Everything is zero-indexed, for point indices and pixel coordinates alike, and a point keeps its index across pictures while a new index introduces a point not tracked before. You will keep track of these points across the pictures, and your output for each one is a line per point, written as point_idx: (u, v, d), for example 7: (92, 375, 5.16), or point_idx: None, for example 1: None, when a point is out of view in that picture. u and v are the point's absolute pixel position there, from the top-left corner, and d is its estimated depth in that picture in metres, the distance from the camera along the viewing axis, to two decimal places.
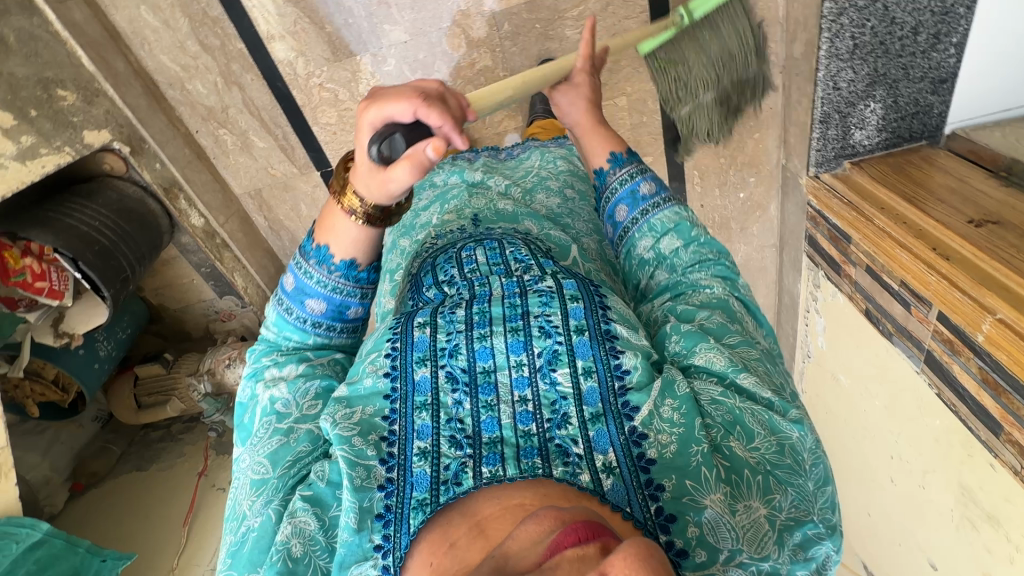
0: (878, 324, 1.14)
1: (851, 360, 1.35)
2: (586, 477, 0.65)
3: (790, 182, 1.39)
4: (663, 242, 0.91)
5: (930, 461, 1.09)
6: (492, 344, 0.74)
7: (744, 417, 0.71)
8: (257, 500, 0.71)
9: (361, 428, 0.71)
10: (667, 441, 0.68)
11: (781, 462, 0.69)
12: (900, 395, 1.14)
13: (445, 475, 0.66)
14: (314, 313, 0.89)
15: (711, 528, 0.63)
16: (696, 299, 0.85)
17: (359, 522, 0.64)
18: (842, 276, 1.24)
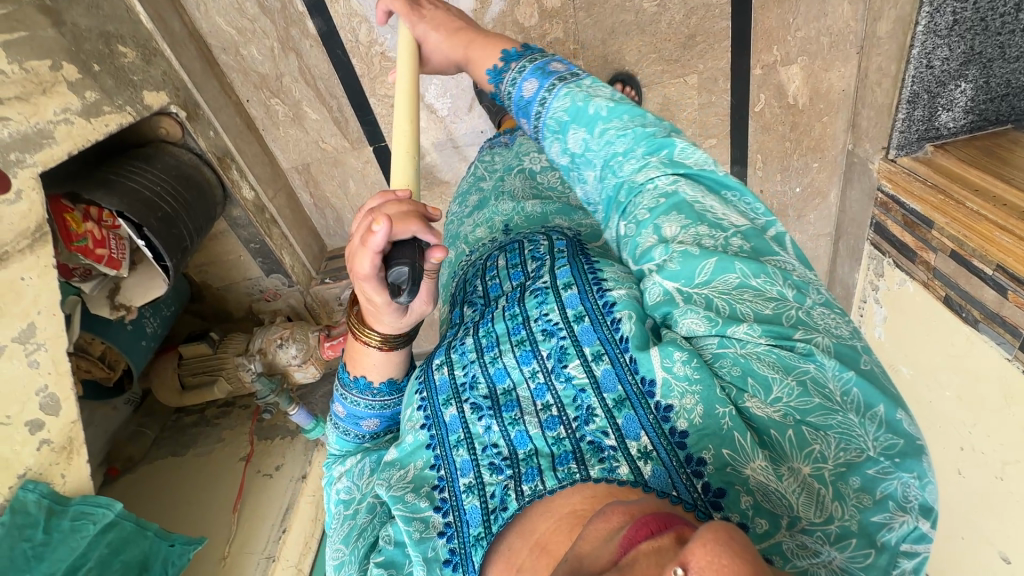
0: (960, 311, 1.11)
1: (917, 352, 1.32)
2: (624, 469, 0.56)
3: (856, 168, 1.36)
4: (570, 135, 0.74)
5: (1016, 452, 1.06)
6: (504, 363, 0.69)
7: (752, 365, 0.57)
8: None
9: (414, 484, 0.66)
10: (691, 405, 0.57)
11: (811, 405, 0.54)
12: (981, 385, 1.11)
13: (492, 503, 0.60)
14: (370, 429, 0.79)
15: (763, 493, 0.52)
16: (642, 206, 0.68)
17: (430, 572, 0.60)
18: (916, 263, 1.22)
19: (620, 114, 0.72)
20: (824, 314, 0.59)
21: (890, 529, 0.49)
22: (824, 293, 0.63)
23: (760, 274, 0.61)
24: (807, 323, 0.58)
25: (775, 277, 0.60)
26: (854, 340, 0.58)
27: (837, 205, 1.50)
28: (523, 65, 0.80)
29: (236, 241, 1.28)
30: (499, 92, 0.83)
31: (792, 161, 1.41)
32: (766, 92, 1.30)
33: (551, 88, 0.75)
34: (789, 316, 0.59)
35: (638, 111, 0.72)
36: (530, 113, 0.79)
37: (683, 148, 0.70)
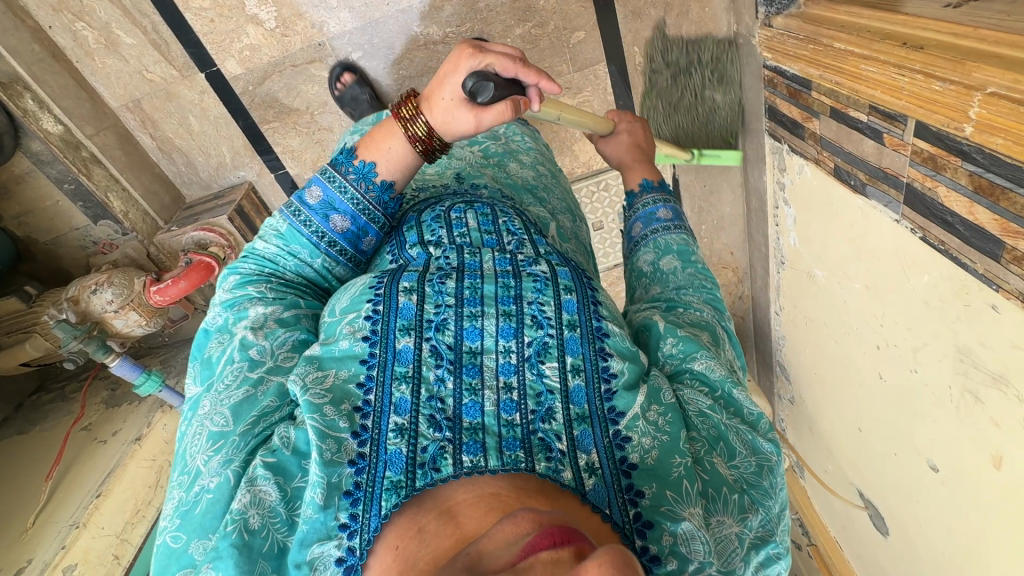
0: (849, 180, 0.96)
1: (825, 246, 1.17)
2: (568, 475, 0.64)
3: (744, 50, 1.21)
4: (664, 260, 0.94)
5: (924, 333, 0.91)
6: (481, 325, 0.74)
7: (728, 433, 0.74)
8: (216, 453, 0.68)
9: (334, 397, 0.68)
10: (649, 446, 0.68)
11: (758, 483, 0.72)
12: (881, 263, 0.96)
13: (422, 458, 0.63)
14: (335, 231, 0.88)
15: (683, 539, 0.63)
16: (688, 318, 0.86)
17: (326, 499, 0.61)
18: (807, 138, 1.07)
19: (706, 277, 0.93)
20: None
21: None
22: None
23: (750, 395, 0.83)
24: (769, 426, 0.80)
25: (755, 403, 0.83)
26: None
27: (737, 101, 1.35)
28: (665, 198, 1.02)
29: (49, 181, 1.27)
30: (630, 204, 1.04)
31: (676, 53, 1.27)
32: None
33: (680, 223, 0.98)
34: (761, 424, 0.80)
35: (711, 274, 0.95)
36: (647, 224, 0.99)
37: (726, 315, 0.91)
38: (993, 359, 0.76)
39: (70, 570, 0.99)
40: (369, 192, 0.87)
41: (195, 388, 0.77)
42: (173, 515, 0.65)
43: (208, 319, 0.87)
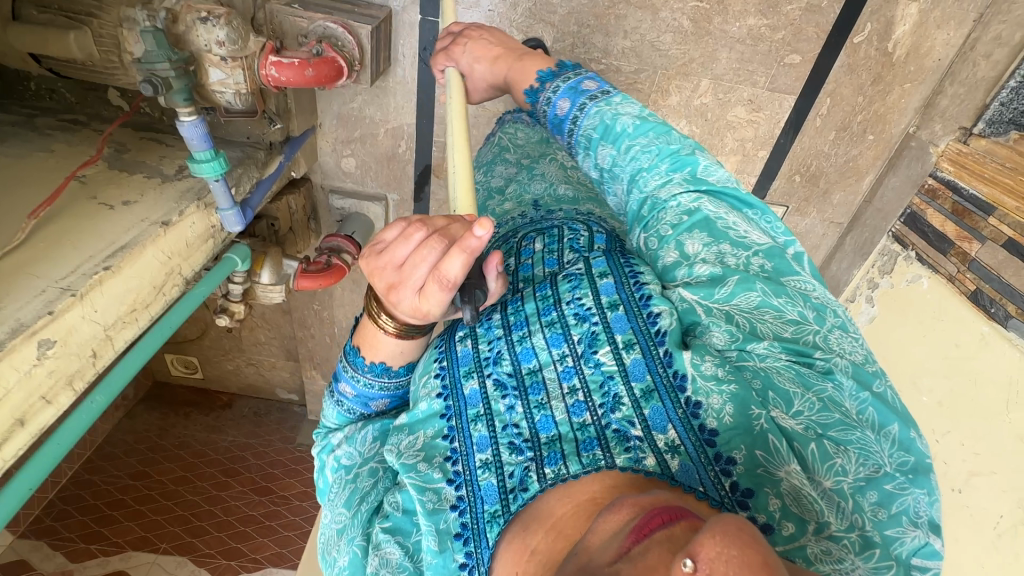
0: (987, 308, 1.04)
1: (900, 352, 1.25)
2: (651, 461, 0.56)
3: (910, 152, 1.27)
4: (599, 152, 0.81)
5: (995, 463, 0.99)
6: (532, 343, 0.69)
7: (772, 378, 0.59)
8: (342, 541, 0.70)
9: (424, 454, 0.67)
10: (721, 406, 0.58)
11: (831, 420, 0.57)
12: (976, 391, 1.04)
13: (510, 483, 0.60)
14: (377, 408, 0.81)
15: (793, 497, 0.53)
16: (665, 222, 0.73)
17: (440, 543, 0.61)
18: (949, 255, 1.14)
19: (646, 132, 0.79)
20: (839, 336, 0.64)
21: (903, 543, 0.52)
22: (835, 312, 0.67)
23: (781, 295, 0.65)
24: (810, 347, 0.62)
25: (796, 298, 0.65)
26: (865, 363, 0.62)
27: (866, 193, 1.39)
28: (563, 84, 0.88)
29: None
30: (535, 111, 0.91)
31: (852, 123, 1.29)
32: (873, 23, 1.15)
33: (583, 107, 0.83)
34: (808, 337, 0.63)
35: (664, 129, 0.80)
36: (563, 131, 0.86)
37: (705, 166, 0.77)
38: None
39: (45, 347, 0.64)
40: (391, 375, 0.79)
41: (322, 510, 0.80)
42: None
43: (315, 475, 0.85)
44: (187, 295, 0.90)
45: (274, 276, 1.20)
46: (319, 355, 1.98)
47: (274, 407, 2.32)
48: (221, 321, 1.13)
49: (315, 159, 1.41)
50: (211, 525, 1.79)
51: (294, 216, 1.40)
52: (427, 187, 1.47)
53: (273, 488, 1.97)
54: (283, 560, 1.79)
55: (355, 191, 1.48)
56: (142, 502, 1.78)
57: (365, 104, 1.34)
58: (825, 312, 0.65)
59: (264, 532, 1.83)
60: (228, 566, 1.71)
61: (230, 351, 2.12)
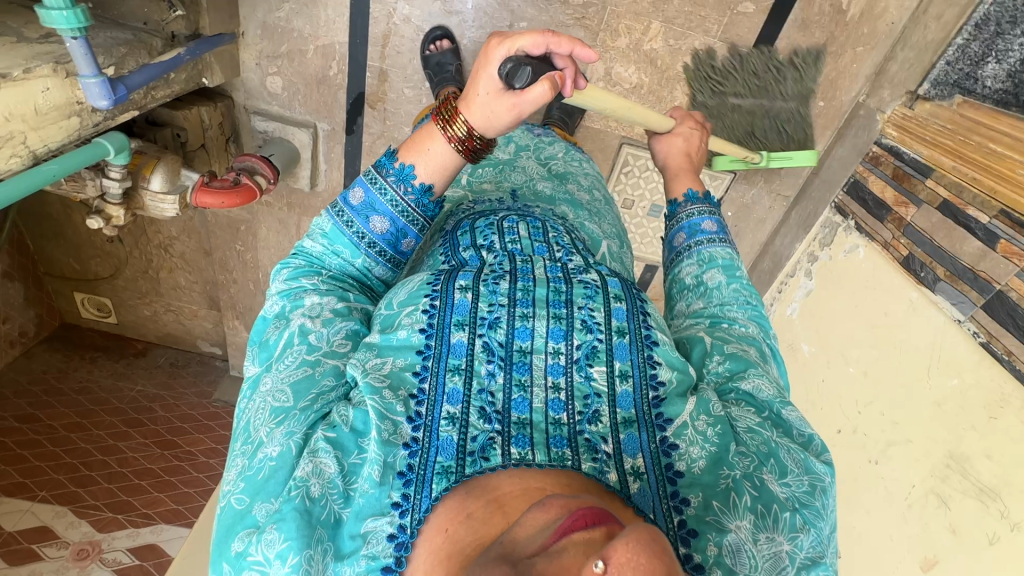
0: (918, 273, 0.99)
1: (833, 323, 1.20)
2: (612, 477, 0.56)
3: (856, 122, 1.23)
4: (711, 272, 0.80)
5: (912, 431, 0.94)
6: (533, 325, 0.63)
7: (779, 450, 0.61)
8: (276, 428, 0.59)
9: (391, 382, 0.60)
10: (697, 456, 0.58)
11: (811, 503, 0.58)
12: (900, 359, 1.00)
13: (471, 446, 0.55)
14: (375, 232, 0.74)
15: (732, 551, 0.53)
16: (736, 327, 0.74)
17: (381, 476, 0.54)
18: (885, 221, 1.10)
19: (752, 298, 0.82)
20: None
21: None
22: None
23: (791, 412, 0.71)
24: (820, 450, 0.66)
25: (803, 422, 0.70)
26: None
27: (813, 165, 1.35)
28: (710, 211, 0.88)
29: None
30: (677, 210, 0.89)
31: (803, 85, 1.24)
32: None
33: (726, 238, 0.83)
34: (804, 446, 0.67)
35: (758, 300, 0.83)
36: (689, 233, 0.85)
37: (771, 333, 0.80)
38: (990, 473, 0.80)
39: None
40: (408, 193, 0.72)
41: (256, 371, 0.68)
42: (238, 481, 0.58)
43: (265, 309, 0.74)
44: (32, 170, 0.78)
45: (167, 184, 1.08)
46: (242, 304, 1.84)
47: (195, 359, 2.17)
48: (93, 223, 1.00)
49: (236, 72, 1.29)
50: (101, 476, 1.63)
51: (207, 131, 1.28)
52: (359, 118, 1.37)
53: (179, 442, 1.82)
54: (178, 518, 1.64)
55: (280, 115, 1.36)
56: (25, 447, 1.61)
57: (294, 15, 1.23)
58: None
59: (162, 487, 1.68)
60: (113, 520, 1.55)
61: (148, 294, 1.96)
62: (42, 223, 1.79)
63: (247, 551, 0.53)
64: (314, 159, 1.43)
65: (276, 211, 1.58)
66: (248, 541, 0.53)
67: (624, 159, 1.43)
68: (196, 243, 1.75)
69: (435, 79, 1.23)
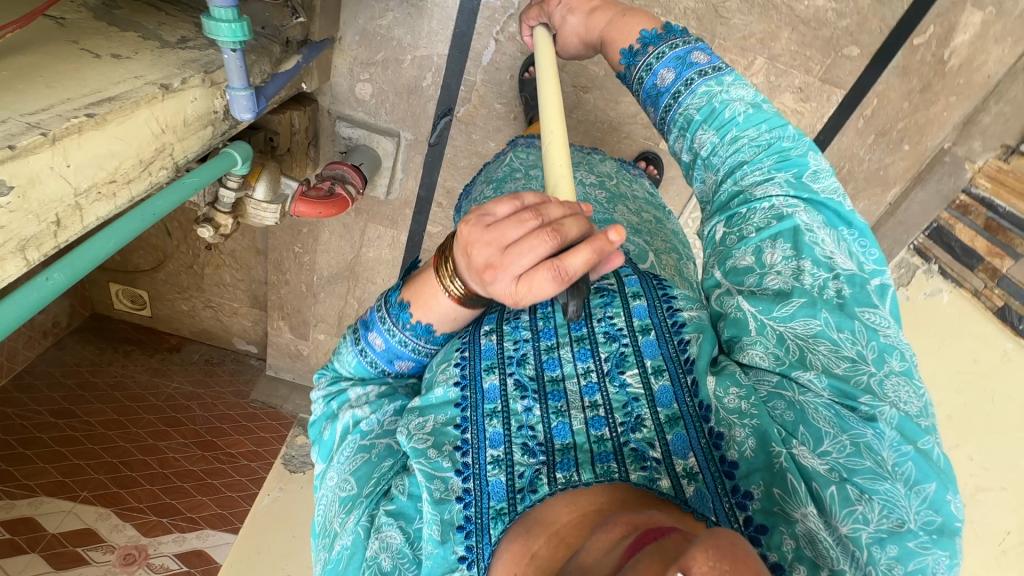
0: (1015, 325, 1.03)
1: (910, 364, 1.23)
2: (665, 482, 0.61)
3: (938, 168, 1.27)
4: (699, 137, 0.80)
5: (1005, 478, 0.98)
6: (559, 353, 0.71)
7: (807, 414, 0.63)
8: (347, 516, 0.73)
9: (434, 440, 0.69)
10: (743, 439, 0.63)
11: (861, 465, 0.59)
12: (990, 406, 1.04)
13: (520, 483, 0.63)
14: (399, 367, 0.84)
15: (809, 540, 0.57)
16: (751, 223, 0.74)
17: (443, 534, 0.63)
18: (976, 270, 1.13)
19: (757, 124, 0.78)
20: (896, 384, 0.64)
21: None
22: (900, 351, 0.67)
23: (845, 329, 0.66)
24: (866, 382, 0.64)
25: (859, 337, 0.65)
26: (918, 415, 0.62)
27: (888, 205, 1.37)
28: (670, 48, 0.81)
29: None
30: (628, 76, 0.85)
31: (893, 129, 1.27)
32: (937, 26, 1.14)
33: (689, 85, 0.79)
34: (860, 379, 0.64)
35: (777, 124, 0.77)
36: (659, 104, 0.82)
37: (812, 175, 0.75)
38: None
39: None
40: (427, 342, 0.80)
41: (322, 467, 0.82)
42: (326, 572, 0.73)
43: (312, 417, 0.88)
44: (177, 182, 0.75)
45: (270, 193, 1.05)
46: (290, 304, 1.80)
47: (230, 357, 2.07)
48: (204, 233, 0.96)
49: (327, 77, 1.27)
50: (143, 477, 1.59)
51: (295, 136, 1.25)
52: (446, 130, 1.35)
53: (219, 444, 1.77)
54: (223, 523, 1.61)
55: (365, 121, 1.33)
56: (64, 443, 1.57)
57: (395, 23, 1.21)
58: (886, 356, 0.65)
59: (206, 490, 1.64)
60: (158, 524, 1.51)
61: (188, 289, 1.90)
62: None
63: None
64: (393, 167, 1.41)
65: (342, 215, 1.55)
66: None
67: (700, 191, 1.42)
68: (250, 241, 1.70)
69: (531, 103, 1.25)
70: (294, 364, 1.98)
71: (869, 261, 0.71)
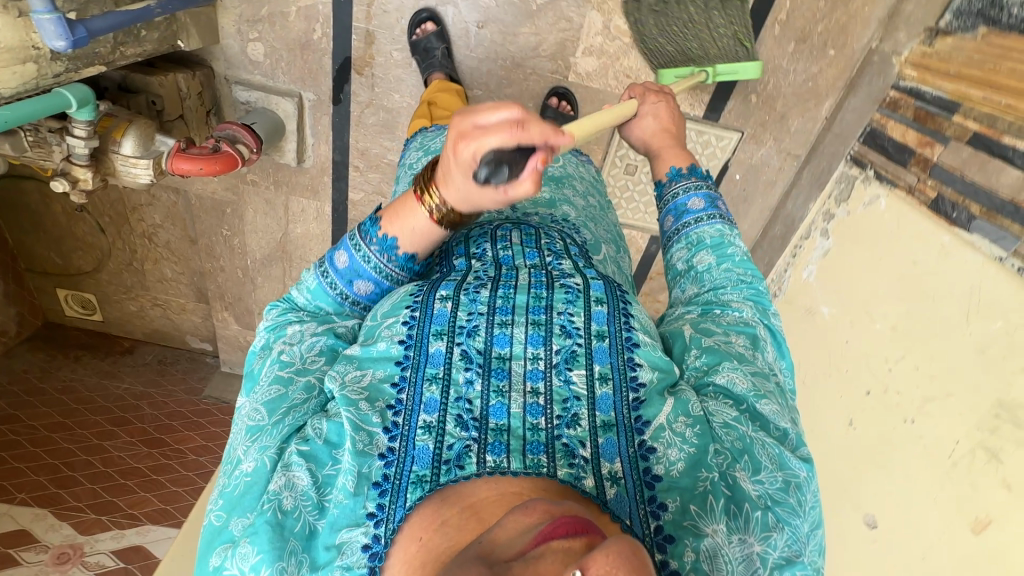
0: (948, 215, 0.93)
1: (853, 282, 1.13)
2: (589, 482, 0.56)
3: (867, 70, 1.18)
4: (700, 256, 0.81)
5: (951, 383, 0.87)
6: (511, 333, 0.65)
7: (753, 446, 0.62)
8: (252, 445, 0.62)
9: (368, 395, 0.62)
10: (675, 458, 0.58)
11: (784, 500, 0.59)
12: (931, 309, 0.93)
13: (446, 454, 0.56)
14: (360, 293, 0.78)
15: (709, 554, 0.54)
16: (725, 318, 0.75)
17: (356, 486, 0.56)
18: (909, 166, 1.03)
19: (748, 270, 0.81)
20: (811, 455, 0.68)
21: None
22: None
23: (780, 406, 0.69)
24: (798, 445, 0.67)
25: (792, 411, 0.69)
26: None
27: (825, 119, 1.27)
28: (697, 185, 0.86)
29: None
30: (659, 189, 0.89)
31: (813, 33, 1.18)
32: None
33: (711, 217, 0.82)
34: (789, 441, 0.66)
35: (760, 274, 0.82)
36: (676, 216, 0.85)
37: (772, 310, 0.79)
38: None
39: None
40: (393, 262, 0.75)
41: (243, 398, 0.71)
42: (218, 499, 0.61)
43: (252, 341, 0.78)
44: None
45: (140, 148, 1.01)
46: (230, 293, 1.77)
47: (184, 356, 2.07)
48: (58, 186, 0.95)
49: (215, 39, 1.23)
50: (84, 477, 1.55)
51: (185, 101, 1.21)
52: (346, 85, 1.30)
53: (167, 440, 1.73)
54: (166, 518, 1.55)
55: (263, 84, 1.30)
56: (4, 448, 1.53)
57: None
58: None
59: (149, 486, 1.59)
60: (97, 521, 1.46)
61: (133, 288, 1.88)
62: (18, 213, 1.69)
63: (224, 564, 0.55)
64: (300, 131, 1.36)
65: (262, 191, 1.51)
66: (225, 556, 0.56)
67: None
68: (181, 230, 1.67)
69: (422, 65, 1.20)
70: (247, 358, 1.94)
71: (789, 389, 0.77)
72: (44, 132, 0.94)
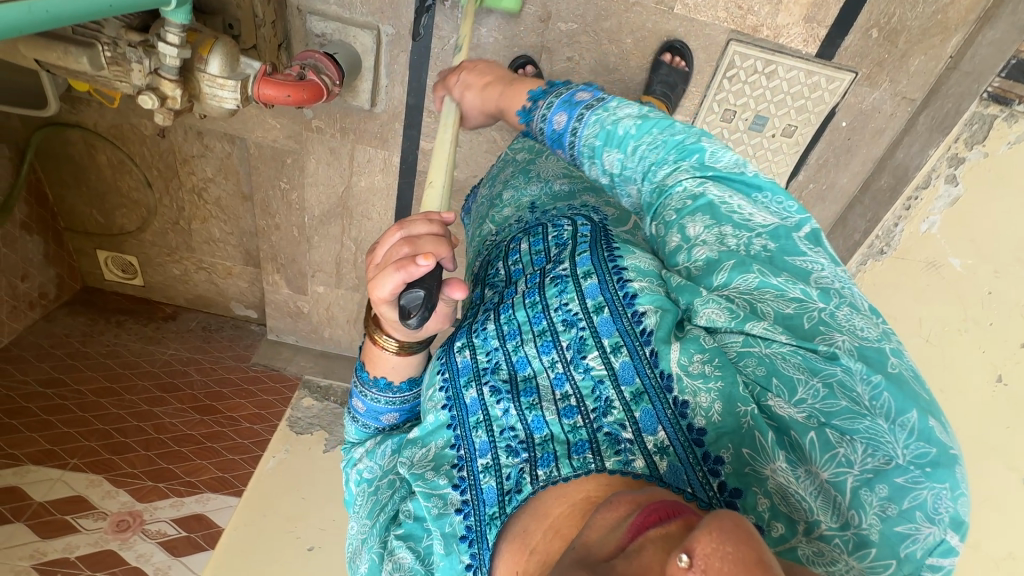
0: None
1: (998, 227, 1.03)
2: (639, 463, 0.54)
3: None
4: (604, 159, 0.71)
5: None
6: (525, 352, 0.66)
7: (776, 366, 0.52)
8: (360, 551, 0.68)
9: (434, 462, 0.65)
10: (708, 403, 0.54)
11: (836, 409, 0.49)
12: None
13: (507, 485, 0.59)
14: (390, 422, 0.78)
15: (782, 496, 0.49)
16: (670, 208, 0.64)
17: (447, 546, 0.59)
18: None
19: (651, 129, 0.68)
20: (850, 313, 0.53)
21: (915, 540, 0.45)
22: (851, 283, 0.56)
23: (782, 274, 0.56)
24: (810, 316, 0.53)
25: (796, 277, 0.55)
26: (882, 340, 0.52)
27: (949, 57, 1.18)
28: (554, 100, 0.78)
29: None
30: (530, 129, 0.83)
31: None
32: None
33: (580, 115, 0.72)
34: (812, 318, 0.53)
35: (667, 121, 0.69)
36: (563, 146, 0.76)
37: (716, 149, 0.66)
38: None
39: None
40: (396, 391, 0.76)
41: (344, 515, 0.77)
42: None
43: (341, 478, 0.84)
44: None
45: (226, 68, 0.91)
46: (283, 254, 1.67)
47: (229, 323, 1.97)
48: (147, 101, 0.86)
49: None
50: (137, 443, 1.46)
51: (260, 29, 1.11)
52: (429, 17, 1.20)
53: (219, 408, 1.64)
54: (225, 487, 1.48)
55: (339, 15, 1.19)
56: (51, 412, 1.44)
57: None
58: (832, 290, 0.54)
59: (205, 454, 1.51)
60: (154, 489, 1.38)
61: (177, 250, 1.78)
62: (61, 166, 1.60)
63: None
64: (375, 69, 1.26)
65: (326, 139, 1.41)
66: None
67: (729, 60, 1.23)
68: (234, 185, 1.58)
69: None
70: (295, 324, 1.86)
71: (791, 211, 0.61)
72: (124, 47, 0.84)
